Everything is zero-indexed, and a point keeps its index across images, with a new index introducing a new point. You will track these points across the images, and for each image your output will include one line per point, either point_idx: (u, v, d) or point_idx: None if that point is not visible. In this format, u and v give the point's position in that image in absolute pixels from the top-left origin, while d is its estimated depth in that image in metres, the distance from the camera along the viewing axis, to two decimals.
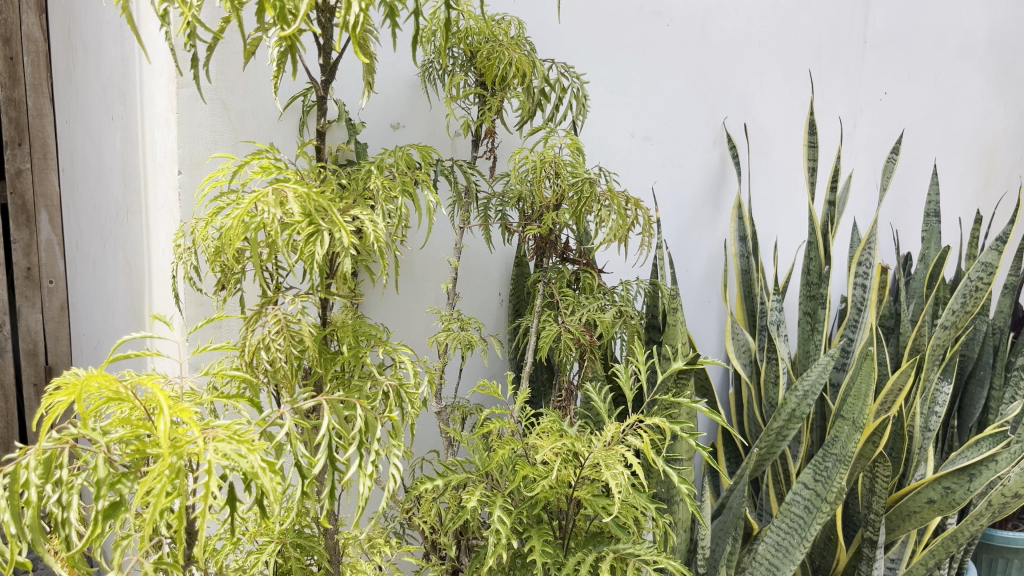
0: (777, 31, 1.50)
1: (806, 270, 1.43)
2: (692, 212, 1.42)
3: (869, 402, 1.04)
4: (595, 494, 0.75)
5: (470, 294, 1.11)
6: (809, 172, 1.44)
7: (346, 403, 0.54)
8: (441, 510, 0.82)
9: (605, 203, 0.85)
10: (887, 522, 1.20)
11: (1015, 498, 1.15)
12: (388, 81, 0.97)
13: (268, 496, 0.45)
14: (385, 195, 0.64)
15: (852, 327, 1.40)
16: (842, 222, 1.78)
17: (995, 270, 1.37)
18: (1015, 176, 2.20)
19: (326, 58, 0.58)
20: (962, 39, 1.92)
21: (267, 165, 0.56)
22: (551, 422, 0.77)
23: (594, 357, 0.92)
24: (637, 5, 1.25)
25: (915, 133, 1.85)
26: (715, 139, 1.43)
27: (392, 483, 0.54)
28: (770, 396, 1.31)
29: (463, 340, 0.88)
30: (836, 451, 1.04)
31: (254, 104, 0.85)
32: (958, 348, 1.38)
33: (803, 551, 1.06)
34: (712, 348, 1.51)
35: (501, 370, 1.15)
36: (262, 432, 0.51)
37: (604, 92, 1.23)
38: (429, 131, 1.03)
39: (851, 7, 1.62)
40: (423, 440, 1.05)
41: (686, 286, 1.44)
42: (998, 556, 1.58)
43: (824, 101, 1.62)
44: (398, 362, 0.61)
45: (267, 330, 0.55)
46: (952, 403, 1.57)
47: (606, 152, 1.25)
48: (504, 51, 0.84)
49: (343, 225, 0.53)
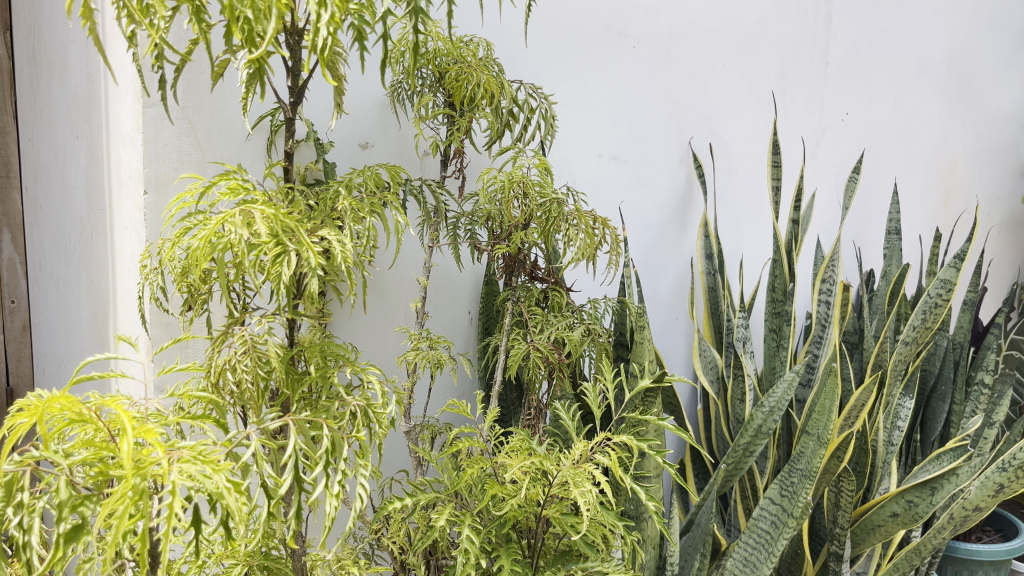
0: (741, 53, 1.53)
1: (772, 287, 1.45)
2: (660, 231, 1.44)
3: (834, 419, 1.07)
4: (563, 512, 0.75)
5: (440, 313, 1.12)
6: (773, 190, 1.46)
7: (315, 423, 0.54)
8: (410, 530, 0.82)
9: (572, 222, 0.86)
10: (853, 536, 1.21)
11: (976, 511, 1.15)
12: (356, 102, 0.98)
13: (233, 516, 0.45)
14: (353, 215, 0.64)
15: (817, 343, 1.42)
16: (806, 240, 1.81)
17: (953, 286, 1.40)
18: (973, 195, 2.26)
19: (295, 80, 0.58)
20: (921, 61, 1.97)
21: (235, 186, 0.56)
22: (519, 440, 0.77)
23: (562, 375, 0.92)
24: (604, 26, 1.27)
25: (876, 152, 1.90)
26: (681, 159, 1.45)
27: (359, 503, 0.53)
28: (737, 413, 1.32)
29: (432, 359, 0.88)
30: (801, 466, 1.06)
31: (222, 124, 0.86)
32: (919, 364, 1.41)
33: (770, 565, 1.06)
34: (680, 365, 1.52)
35: (471, 389, 1.16)
36: (227, 454, 0.50)
37: (572, 113, 1.24)
38: (398, 151, 1.04)
39: (812, 30, 1.66)
40: (392, 460, 1.05)
41: (654, 304, 1.46)
42: (963, 568, 1.61)
43: (788, 121, 1.66)
44: (366, 382, 0.60)
45: (233, 351, 0.54)
46: (915, 418, 1.60)
47: (574, 171, 1.26)
48: (472, 72, 0.85)
49: (311, 245, 0.53)
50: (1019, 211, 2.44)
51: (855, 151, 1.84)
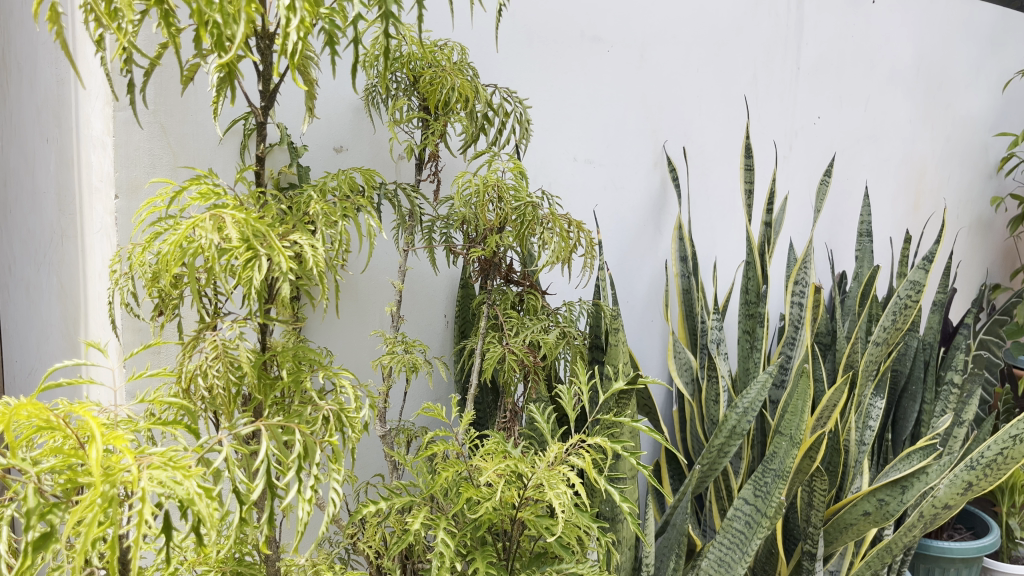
0: (714, 57, 1.54)
1: (745, 289, 1.46)
2: (635, 234, 1.45)
3: (807, 420, 1.08)
4: (538, 514, 0.76)
5: (416, 316, 1.12)
6: (746, 193, 1.47)
7: (286, 428, 0.54)
8: (386, 534, 0.82)
9: (547, 225, 0.87)
10: (825, 535, 1.23)
11: (946, 510, 1.15)
12: (331, 105, 0.98)
13: (205, 522, 0.45)
14: (325, 220, 0.64)
15: (790, 344, 1.44)
16: (779, 242, 1.83)
17: (922, 287, 1.42)
18: (942, 197, 2.29)
19: (266, 84, 0.57)
20: (891, 65, 2.00)
21: (206, 192, 0.55)
22: (495, 442, 0.77)
23: (537, 377, 0.93)
24: (578, 31, 1.27)
25: (847, 156, 1.92)
26: (655, 163, 1.46)
27: (331, 508, 0.53)
28: (711, 414, 1.33)
29: (408, 363, 0.88)
30: (775, 467, 1.07)
31: (194, 128, 0.85)
32: (890, 364, 1.43)
33: (745, 565, 1.07)
34: (655, 367, 1.53)
35: (447, 393, 1.16)
36: (198, 459, 0.50)
37: (547, 117, 1.25)
38: (373, 155, 1.04)
39: (783, 34, 1.68)
40: (367, 464, 1.04)
41: (629, 307, 1.47)
42: (935, 566, 1.63)
43: (760, 124, 1.67)
44: (340, 386, 0.60)
45: (204, 356, 0.54)
46: (887, 417, 1.62)
47: (549, 175, 1.27)
48: (447, 76, 0.86)
49: (282, 250, 0.52)
50: (987, 213, 2.48)
51: (827, 155, 1.86)
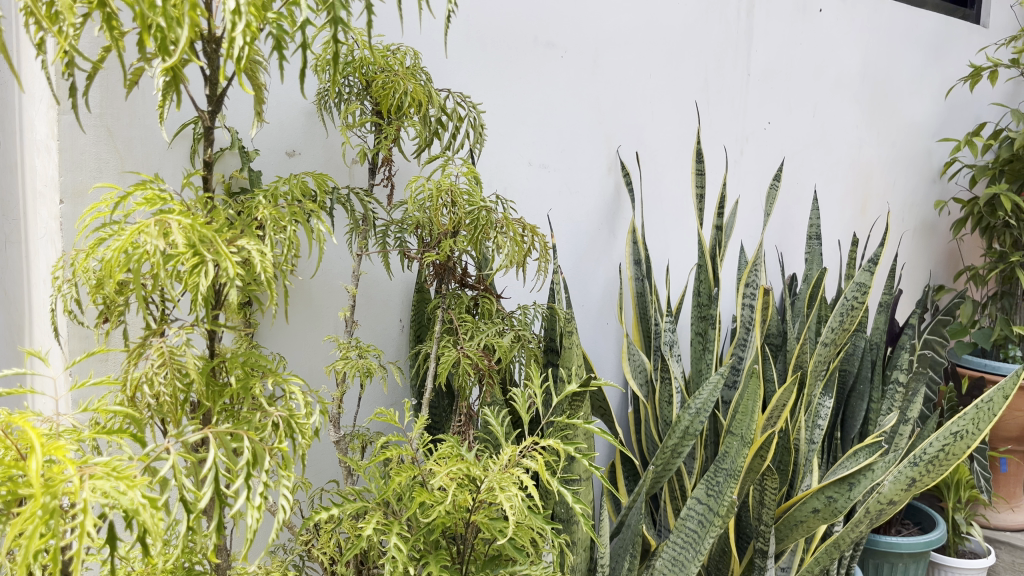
0: (666, 63, 1.56)
1: (697, 292, 1.48)
2: (589, 239, 1.47)
3: (757, 420, 1.10)
4: (491, 517, 0.76)
5: (370, 321, 1.11)
6: (697, 197, 1.49)
7: (235, 435, 0.53)
8: (341, 540, 0.82)
9: (500, 228, 0.87)
10: (777, 532, 1.25)
11: (891, 506, 1.18)
12: (282, 109, 0.97)
13: (149, 533, 0.44)
14: (274, 225, 0.64)
15: (741, 346, 1.46)
16: (730, 246, 1.86)
17: (868, 289, 1.46)
18: (889, 200, 2.35)
19: (212, 89, 0.57)
20: (838, 72, 2.05)
21: (151, 197, 0.54)
22: (449, 446, 0.77)
23: (491, 381, 0.93)
24: (532, 37, 1.28)
25: (796, 160, 1.96)
26: (609, 167, 1.48)
27: (282, 514, 0.53)
28: (665, 415, 1.35)
29: (362, 368, 0.88)
30: (726, 466, 1.08)
31: (142, 132, 0.84)
32: (838, 364, 1.46)
33: (698, 564, 1.09)
34: (610, 370, 1.55)
35: (401, 398, 1.15)
36: (144, 468, 0.49)
37: (501, 122, 1.25)
38: (326, 159, 1.03)
39: (733, 41, 1.71)
40: (321, 470, 1.04)
41: (584, 310, 1.48)
42: (884, 561, 1.67)
43: (711, 130, 1.70)
44: (289, 392, 0.60)
45: (149, 364, 0.53)
46: (836, 416, 1.66)
47: (504, 179, 1.27)
48: (399, 81, 0.85)
49: (229, 255, 0.52)
50: (931, 216, 2.55)
51: (777, 160, 1.90)
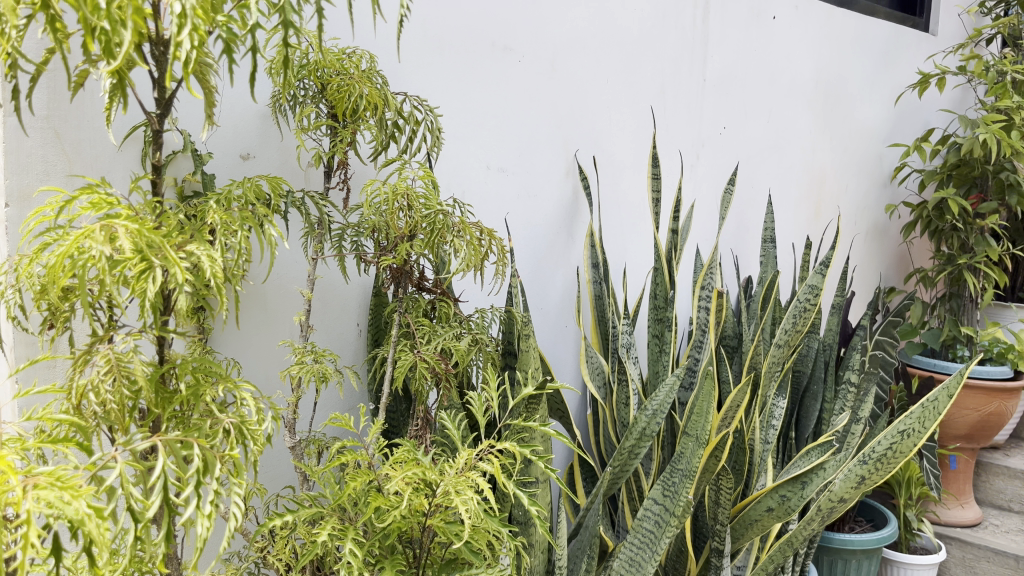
0: (623, 68, 1.58)
1: (654, 295, 1.50)
2: (548, 242, 1.47)
3: (712, 421, 1.11)
4: (447, 521, 0.76)
5: (327, 325, 1.10)
6: (653, 201, 1.51)
7: (185, 443, 0.53)
8: (296, 547, 0.81)
9: (458, 232, 0.87)
10: (732, 531, 1.27)
11: (841, 503, 1.20)
12: (235, 112, 0.96)
13: (95, 543, 0.44)
14: (224, 230, 0.63)
15: (698, 348, 1.48)
16: (687, 249, 1.88)
17: (820, 291, 1.49)
18: (841, 204, 2.40)
19: (161, 92, 0.56)
20: (792, 78, 2.09)
21: (98, 201, 0.54)
22: (405, 451, 0.77)
23: (448, 384, 0.93)
24: (489, 41, 1.29)
25: (751, 164, 1.99)
26: (567, 171, 1.49)
27: (234, 522, 0.52)
28: (622, 416, 1.36)
29: (318, 373, 0.87)
30: (682, 467, 1.09)
31: (91, 134, 0.83)
32: (792, 364, 1.49)
33: (654, 564, 1.10)
34: (568, 373, 1.55)
35: (358, 402, 1.15)
36: (90, 478, 0.49)
37: (458, 126, 1.26)
38: (281, 162, 1.02)
39: (689, 47, 1.73)
40: (277, 476, 1.03)
41: (544, 314, 1.49)
42: (837, 557, 1.70)
43: (668, 134, 1.72)
44: (241, 399, 0.59)
45: (95, 371, 0.52)
46: (791, 416, 1.69)
47: (462, 183, 1.27)
48: (354, 84, 0.85)
49: (178, 261, 0.51)
50: (882, 219, 2.61)
51: (732, 164, 1.93)
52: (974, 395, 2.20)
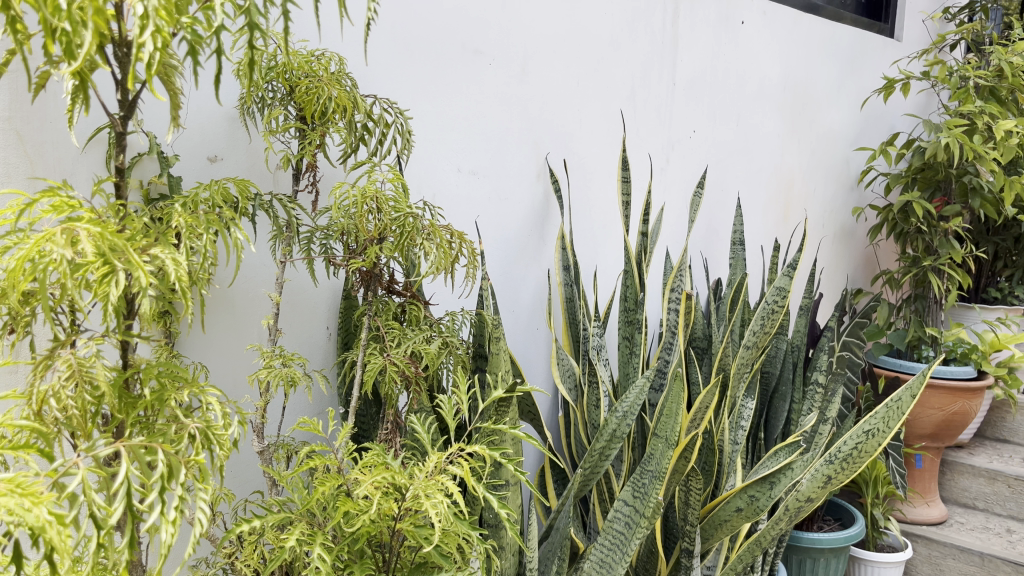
0: (593, 71, 1.59)
1: (624, 297, 1.50)
2: (519, 245, 1.48)
3: (681, 422, 1.12)
4: (417, 524, 0.76)
5: (295, 329, 1.10)
6: (623, 204, 1.52)
7: (149, 449, 0.52)
8: (264, 552, 0.80)
9: (427, 235, 0.87)
10: (702, 532, 1.28)
11: (809, 503, 1.22)
12: (202, 115, 0.95)
13: (56, 550, 0.43)
14: (190, 233, 0.63)
15: (668, 349, 1.49)
16: (657, 251, 1.89)
17: (788, 293, 1.50)
18: (809, 207, 2.43)
19: (124, 94, 0.55)
20: (760, 83, 2.11)
21: (60, 204, 0.53)
22: (374, 455, 0.76)
23: (418, 387, 0.93)
24: (460, 44, 1.29)
25: (720, 168, 2.01)
26: (538, 174, 1.50)
27: (199, 528, 0.52)
28: (593, 419, 1.37)
29: (286, 377, 0.87)
30: (652, 468, 1.10)
31: (54, 136, 0.82)
32: (760, 366, 1.50)
33: (625, 565, 1.11)
34: (540, 376, 1.56)
35: (327, 406, 1.14)
36: (52, 485, 0.48)
37: (429, 129, 1.25)
38: (249, 165, 1.02)
39: (659, 51, 1.74)
40: (246, 481, 1.02)
41: (515, 317, 1.49)
42: (806, 557, 1.72)
43: (638, 138, 1.73)
44: (207, 403, 0.59)
45: (57, 376, 0.52)
46: (760, 417, 1.71)
47: (432, 186, 1.27)
48: (323, 86, 0.85)
49: (141, 265, 0.51)
50: (849, 222, 2.65)
51: (701, 168, 1.95)
52: (938, 395, 2.24)
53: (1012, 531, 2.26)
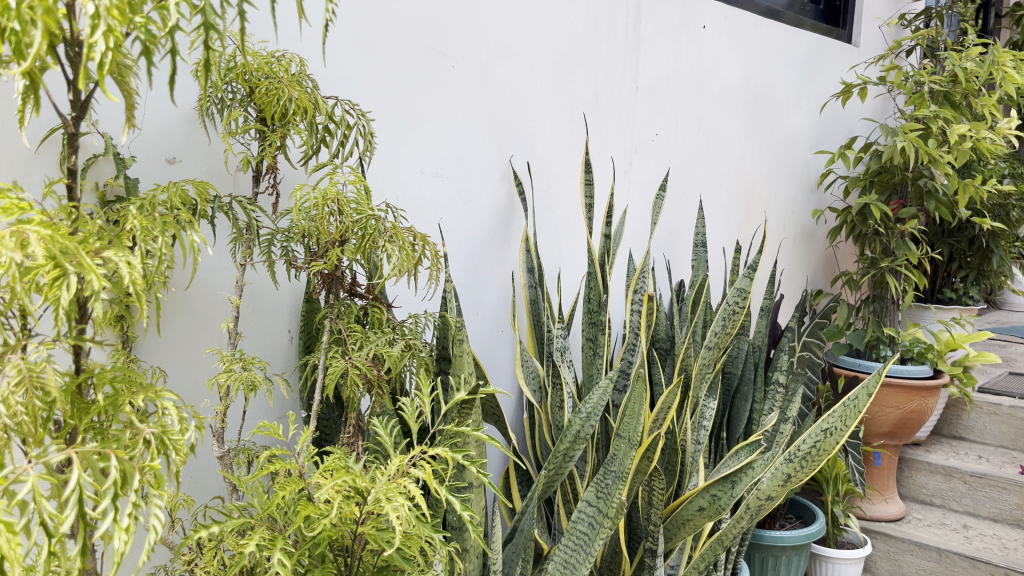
0: (556, 74, 1.60)
1: (588, 299, 1.51)
2: (483, 247, 1.48)
3: (644, 423, 1.13)
4: (379, 528, 0.75)
5: (256, 332, 1.09)
6: (586, 207, 1.53)
7: (102, 455, 0.51)
8: (224, 558, 0.79)
9: (390, 237, 0.87)
10: (666, 531, 1.29)
11: (769, 501, 1.23)
12: (160, 117, 0.94)
13: (6, 559, 0.43)
14: (144, 236, 0.62)
15: (631, 350, 1.50)
16: (620, 254, 1.90)
17: (748, 294, 1.52)
18: (770, 209, 2.47)
19: (76, 95, 0.54)
20: (721, 86, 2.13)
21: (9, 207, 0.51)
22: (335, 459, 0.76)
23: (381, 390, 0.92)
24: (422, 46, 1.29)
25: (682, 171, 2.03)
26: (501, 177, 1.50)
27: (153, 535, 0.51)
28: (557, 420, 1.37)
29: (246, 381, 0.86)
30: (615, 468, 1.10)
31: (4, 137, 0.80)
32: (721, 366, 1.52)
33: (588, 565, 1.11)
34: (505, 378, 1.56)
35: (289, 409, 1.13)
36: (0, 492, 0.47)
37: (392, 131, 1.25)
38: (208, 167, 1.00)
39: (621, 55, 1.76)
40: (205, 486, 1.01)
41: (480, 319, 1.49)
42: (768, 554, 1.74)
43: (601, 141, 1.74)
44: (163, 408, 0.58)
45: (6, 382, 0.50)
46: (722, 416, 1.73)
47: (396, 189, 1.27)
48: (283, 88, 0.84)
49: (93, 269, 0.50)
50: (809, 224, 2.69)
51: (664, 170, 1.97)
52: (896, 393, 2.27)
53: (968, 527, 2.31)
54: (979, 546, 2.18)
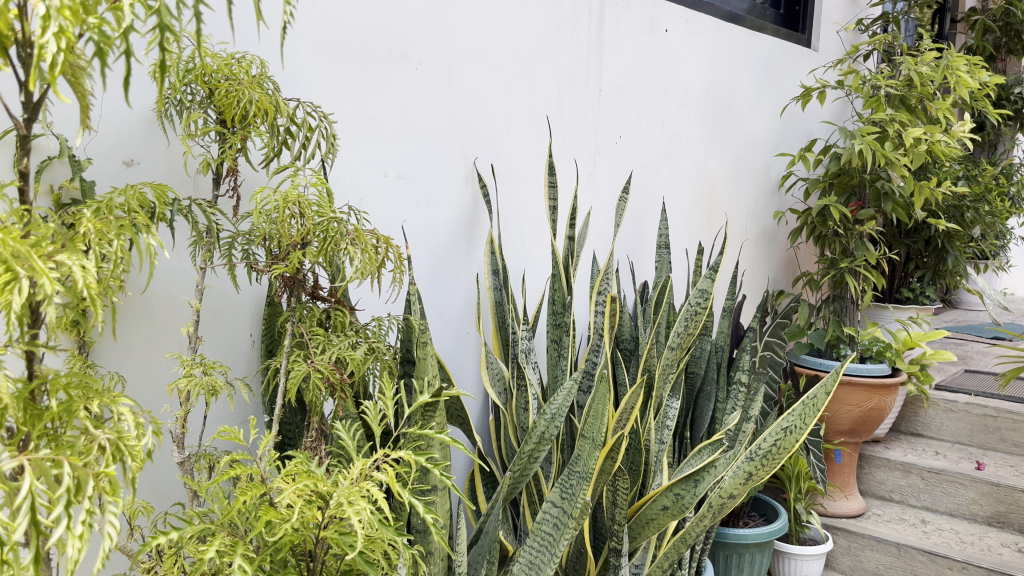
0: (520, 76, 1.60)
1: (552, 300, 1.52)
2: (448, 249, 1.48)
3: (608, 423, 1.13)
4: (341, 532, 0.75)
5: (217, 336, 1.08)
6: (550, 209, 1.54)
7: (55, 462, 0.50)
8: (185, 565, 0.78)
9: (352, 240, 0.86)
10: (630, 531, 1.30)
11: (731, 500, 1.25)
12: (117, 119, 0.93)
13: None
14: (99, 238, 0.61)
15: (595, 351, 1.51)
16: (584, 256, 1.92)
17: (710, 295, 1.54)
18: (732, 211, 2.50)
19: (27, 97, 0.53)
20: (683, 89, 2.16)
21: None
22: (297, 463, 0.75)
23: (344, 394, 0.92)
24: (385, 48, 1.28)
25: (645, 173, 2.05)
26: (466, 179, 1.50)
27: (108, 543, 0.50)
28: (522, 421, 1.38)
29: (206, 386, 0.85)
30: (579, 469, 1.11)
31: None
32: (684, 367, 1.53)
33: (553, 565, 1.11)
34: (470, 380, 1.56)
35: (251, 413, 1.12)
36: None
37: (354, 132, 1.25)
38: (167, 169, 0.99)
39: (585, 57, 1.77)
40: (165, 492, 1.00)
41: (444, 321, 1.49)
42: (732, 552, 1.76)
43: (564, 143, 1.75)
44: (119, 414, 0.57)
45: None
46: (685, 416, 1.74)
47: (359, 191, 1.26)
48: (243, 89, 0.83)
49: (45, 273, 0.49)
50: (770, 226, 2.73)
51: (627, 172, 1.98)
52: (855, 392, 2.31)
53: (926, 522, 2.36)
54: (937, 540, 2.22)
